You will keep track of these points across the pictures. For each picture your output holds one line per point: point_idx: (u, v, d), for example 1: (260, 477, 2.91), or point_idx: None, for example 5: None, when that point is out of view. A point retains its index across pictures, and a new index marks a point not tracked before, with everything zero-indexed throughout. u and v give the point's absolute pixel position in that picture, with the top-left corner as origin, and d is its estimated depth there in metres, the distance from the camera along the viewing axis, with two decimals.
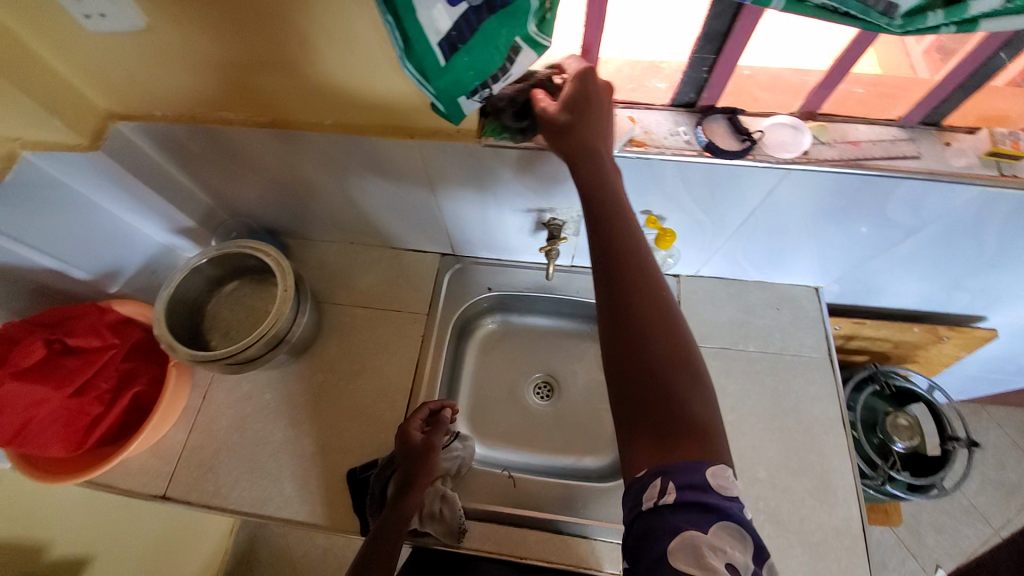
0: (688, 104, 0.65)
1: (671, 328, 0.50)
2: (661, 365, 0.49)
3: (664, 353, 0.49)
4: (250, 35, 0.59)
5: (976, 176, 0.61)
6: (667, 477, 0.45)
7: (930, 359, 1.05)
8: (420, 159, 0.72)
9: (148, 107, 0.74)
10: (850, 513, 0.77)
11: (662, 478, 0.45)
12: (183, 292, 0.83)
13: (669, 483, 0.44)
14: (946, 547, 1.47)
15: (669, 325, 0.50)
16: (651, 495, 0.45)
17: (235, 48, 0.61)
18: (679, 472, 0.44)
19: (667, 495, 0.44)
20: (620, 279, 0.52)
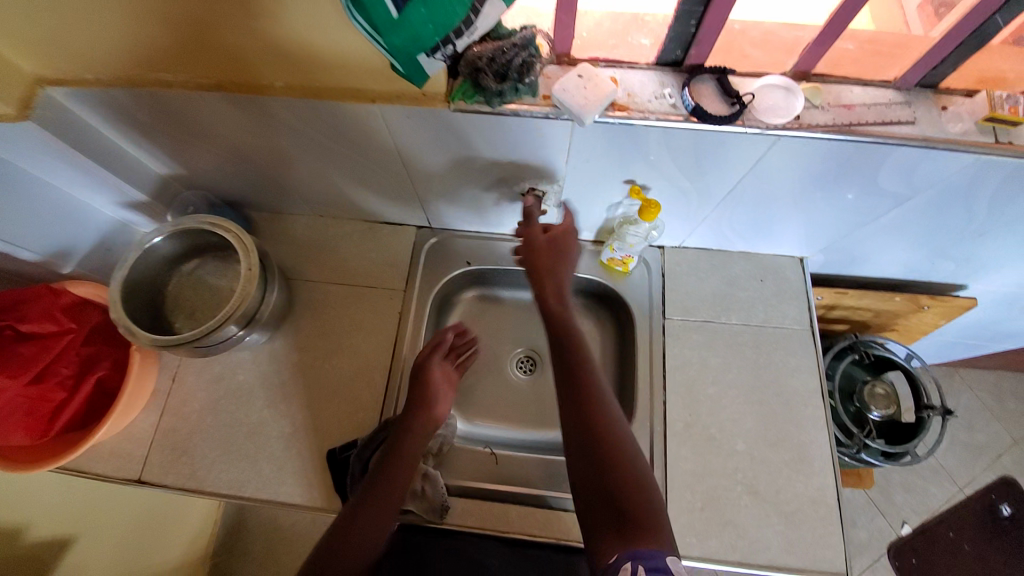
0: (675, 63, 0.60)
1: (625, 446, 0.60)
2: (620, 469, 0.58)
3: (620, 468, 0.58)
4: None
5: (972, 143, 0.59)
6: (638, 563, 0.48)
7: (909, 328, 1.05)
8: (386, 125, 0.67)
9: (78, 69, 0.67)
10: (826, 483, 0.79)
11: (633, 562, 0.51)
12: (140, 273, 0.78)
13: (639, 571, 0.48)
14: (912, 504, 1.55)
15: (622, 440, 0.61)
16: None
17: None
18: (646, 558, 0.51)
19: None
20: (587, 412, 0.62)
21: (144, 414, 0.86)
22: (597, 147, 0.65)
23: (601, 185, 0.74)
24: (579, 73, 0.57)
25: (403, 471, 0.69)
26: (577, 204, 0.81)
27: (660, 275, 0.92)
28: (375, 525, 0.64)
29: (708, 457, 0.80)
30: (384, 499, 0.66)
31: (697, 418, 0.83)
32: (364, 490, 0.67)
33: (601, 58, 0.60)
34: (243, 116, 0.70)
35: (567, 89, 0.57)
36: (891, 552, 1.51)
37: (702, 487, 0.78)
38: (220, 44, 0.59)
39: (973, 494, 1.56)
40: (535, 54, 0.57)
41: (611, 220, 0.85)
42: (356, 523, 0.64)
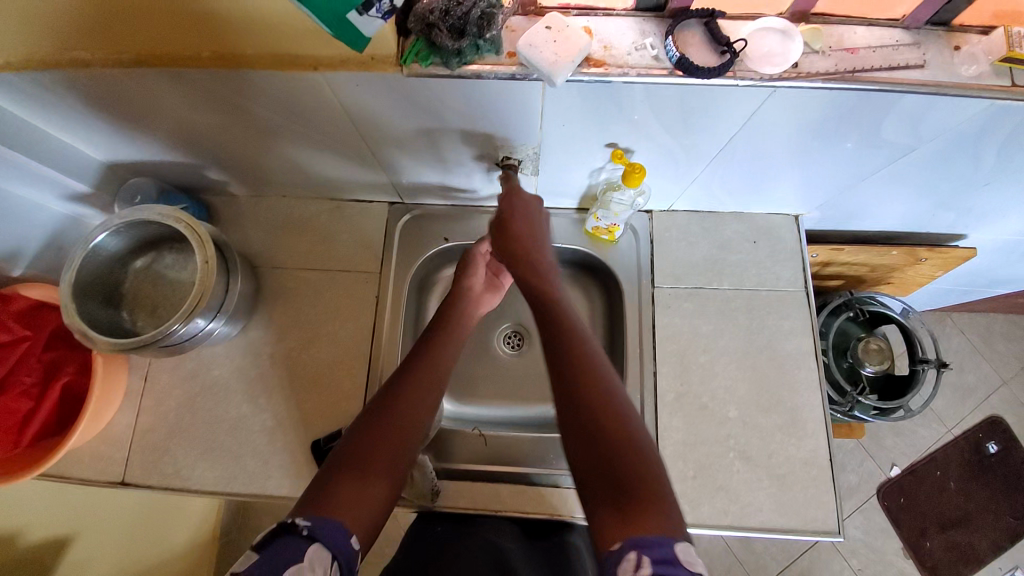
0: (657, 8, 0.53)
1: (620, 411, 0.50)
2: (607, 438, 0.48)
3: (614, 440, 0.48)
4: None
5: (985, 88, 0.53)
6: (641, 550, 0.41)
7: (905, 280, 1.03)
8: (335, 95, 0.60)
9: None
10: (818, 444, 0.78)
11: (637, 550, 0.41)
12: (89, 272, 0.73)
13: (643, 557, 0.41)
14: (902, 447, 1.59)
15: (614, 402, 0.51)
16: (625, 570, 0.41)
17: None
18: (647, 545, 0.42)
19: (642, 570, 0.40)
20: (575, 375, 0.52)
21: (120, 415, 0.83)
22: (574, 108, 0.59)
23: (581, 150, 0.68)
24: (547, 25, 0.50)
25: (447, 341, 0.69)
26: (557, 172, 0.75)
27: (648, 241, 0.87)
28: (420, 394, 0.61)
29: (700, 426, 0.79)
30: (425, 367, 0.64)
31: (688, 387, 0.81)
32: (406, 362, 0.66)
33: (572, 6, 0.53)
34: (180, 92, 0.62)
35: (534, 45, 0.50)
36: (880, 493, 1.56)
37: (694, 456, 0.78)
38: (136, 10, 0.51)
39: (960, 434, 1.60)
40: (496, 2, 0.50)
41: (594, 186, 0.79)
42: (400, 382, 0.62)
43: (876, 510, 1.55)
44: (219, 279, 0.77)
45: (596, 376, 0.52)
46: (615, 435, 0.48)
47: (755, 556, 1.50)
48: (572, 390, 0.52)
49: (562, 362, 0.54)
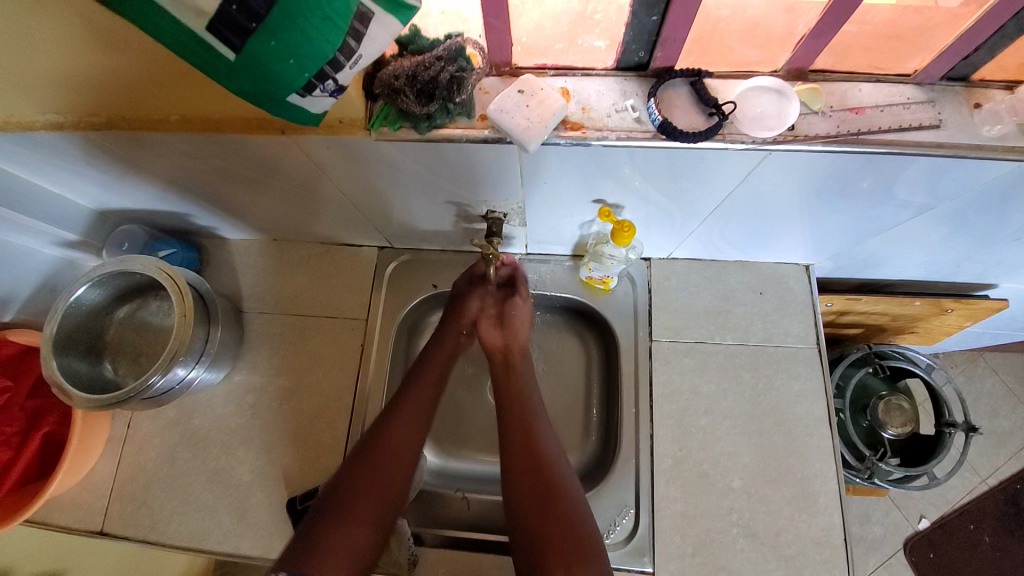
0: (640, 67, 0.50)
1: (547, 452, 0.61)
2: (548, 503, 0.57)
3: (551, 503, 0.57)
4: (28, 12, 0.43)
5: (1012, 150, 0.48)
6: None
7: (929, 330, 0.95)
8: (306, 153, 0.58)
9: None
10: (832, 521, 0.71)
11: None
12: (72, 325, 0.73)
13: None
14: (932, 496, 1.48)
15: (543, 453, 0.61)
16: None
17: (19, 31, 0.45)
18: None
19: None
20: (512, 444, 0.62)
21: (102, 464, 0.82)
22: (557, 168, 0.55)
23: (568, 204, 0.65)
24: (520, 89, 0.47)
25: (428, 383, 0.69)
26: (546, 223, 0.72)
27: (645, 290, 0.82)
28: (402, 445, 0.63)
29: (699, 496, 0.73)
30: (407, 422, 0.65)
31: (687, 453, 0.75)
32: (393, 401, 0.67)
33: (549, 65, 0.50)
34: (158, 152, 0.62)
35: (505, 110, 0.47)
36: (907, 547, 1.44)
37: (694, 530, 0.72)
38: (105, 78, 0.51)
39: (997, 485, 1.47)
40: (468, 66, 0.48)
41: (586, 237, 0.75)
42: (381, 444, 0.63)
43: (903, 566, 1.43)
44: (199, 329, 0.75)
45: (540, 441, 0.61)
46: (556, 494, 0.57)
47: None
48: (522, 457, 0.60)
49: (512, 431, 0.63)
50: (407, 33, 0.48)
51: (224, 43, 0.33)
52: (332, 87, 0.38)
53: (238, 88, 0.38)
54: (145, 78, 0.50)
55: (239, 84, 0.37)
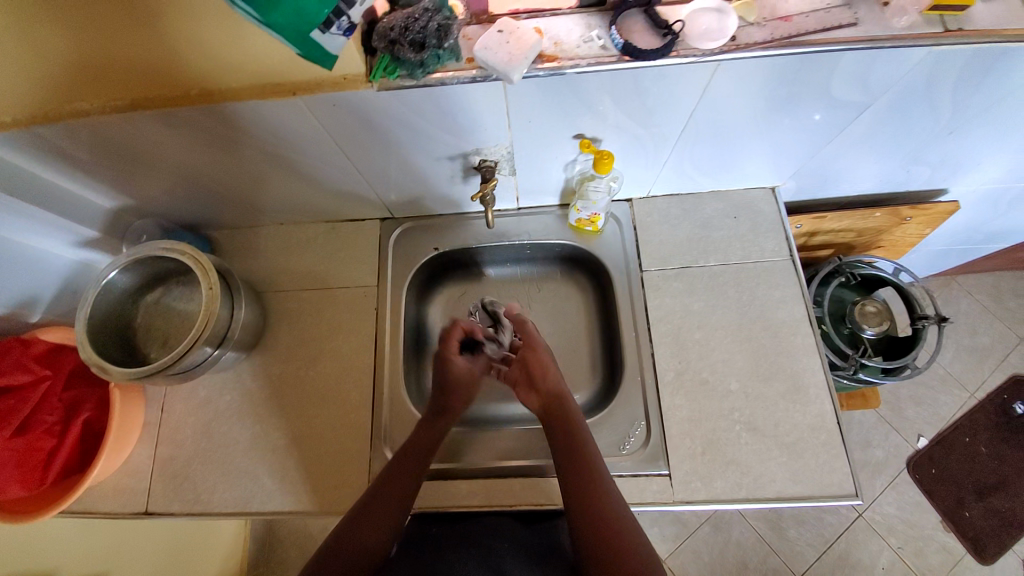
0: (598, 4, 0.59)
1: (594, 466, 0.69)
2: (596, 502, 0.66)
3: (622, 549, 0.63)
4: None
5: (921, 35, 0.58)
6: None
7: (895, 242, 1.03)
8: (314, 116, 0.65)
9: None
10: (824, 408, 0.78)
11: None
12: (104, 310, 0.78)
13: None
14: (927, 415, 1.56)
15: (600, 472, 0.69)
16: None
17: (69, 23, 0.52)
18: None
19: None
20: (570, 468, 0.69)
21: (139, 449, 0.85)
22: (535, 103, 0.63)
23: (551, 144, 0.72)
24: (500, 29, 0.55)
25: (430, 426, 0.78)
26: (532, 169, 0.79)
27: (631, 230, 0.90)
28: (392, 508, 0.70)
29: (702, 401, 0.80)
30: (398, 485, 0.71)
31: (686, 364, 0.82)
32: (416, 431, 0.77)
33: (521, 10, 0.60)
34: (180, 136, 0.69)
35: (489, 47, 0.55)
36: (910, 466, 1.52)
37: (701, 432, 0.78)
38: (125, 51, 0.56)
39: (985, 398, 1.56)
40: (451, 15, 0.57)
41: (571, 179, 0.82)
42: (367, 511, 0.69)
43: (909, 484, 1.50)
44: (224, 305, 0.79)
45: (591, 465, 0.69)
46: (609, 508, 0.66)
47: (790, 543, 1.47)
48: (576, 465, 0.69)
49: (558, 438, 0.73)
50: None
51: None
52: (346, 24, 0.49)
53: (259, 19, 0.46)
54: (174, 53, 0.57)
55: (271, 19, 0.46)
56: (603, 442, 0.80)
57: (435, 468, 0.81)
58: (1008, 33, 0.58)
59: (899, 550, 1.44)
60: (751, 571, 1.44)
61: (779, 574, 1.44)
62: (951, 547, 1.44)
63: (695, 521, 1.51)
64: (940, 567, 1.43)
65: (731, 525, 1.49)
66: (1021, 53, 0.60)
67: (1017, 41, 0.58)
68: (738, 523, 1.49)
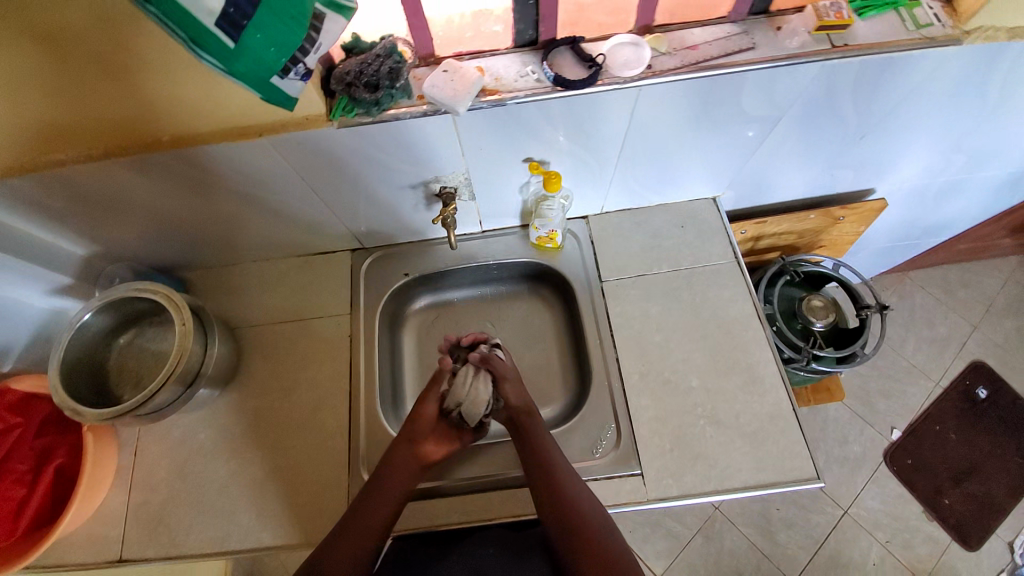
0: (531, 43, 0.68)
1: (558, 471, 0.73)
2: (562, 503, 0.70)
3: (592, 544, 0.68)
4: (57, 64, 0.55)
5: (811, 53, 0.66)
6: None
7: (835, 241, 1.11)
8: (281, 155, 0.70)
9: None
10: (780, 397, 0.83)
11: None
12: (77, 353, 0.79)
13: None
14: (897, 408, 1.62)
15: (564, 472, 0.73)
16: None
17: (48, 84, 0.57)
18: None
19: None
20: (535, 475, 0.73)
21: (112, 497, 0.83)
22: (484, 133, 0.69)
23: (504, 169, 0.78)
24: (444, 69, 0.63)
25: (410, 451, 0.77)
26: (489, 193, 0.85)
27: (589, 244, 0.96)
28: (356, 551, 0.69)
29: (667, 400, 0.84)
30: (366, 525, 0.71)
31: (650, 366, 0.86)
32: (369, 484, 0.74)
33: (464, 52, 0.68)
34: (153, 180, 0.73)
35: (436, 86, 0.62)
36: (887, 458, 1.56)
37: (668, 429, 0.81)
38: (100, 106, 0.62)
39: (949, 385, 1.64)
40: (401, 59, 0.63)
41: (527, 200, 0.89)
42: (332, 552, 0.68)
43: (888, 477, 1.54)
44: (197, 342, 0.81)
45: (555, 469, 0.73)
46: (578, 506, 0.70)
47: (781, 548, 1.47)
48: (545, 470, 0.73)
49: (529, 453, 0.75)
50: (349, 41, 0.64)
51: (226, 35, 0.46)
52: (303, 70, 0.52)
53: (224, 69, 0.49)
54: (146, 104, 0.62)
55: (235, 68, 0.49)
56: (576, 447, 0.82)
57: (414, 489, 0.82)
58: (886, 46, 0.68)
59: (887, 544, 1.46)
60: None
61: None
62: (936, 537, 1.47)
63: (686, 532, 1.49)
64: (928, 558, 1.45)
65: (722, 533, 1.49)
66: (902, 63, 0.70)
67: (895, 52, 0.68)
68: (729, 531, 1.49)
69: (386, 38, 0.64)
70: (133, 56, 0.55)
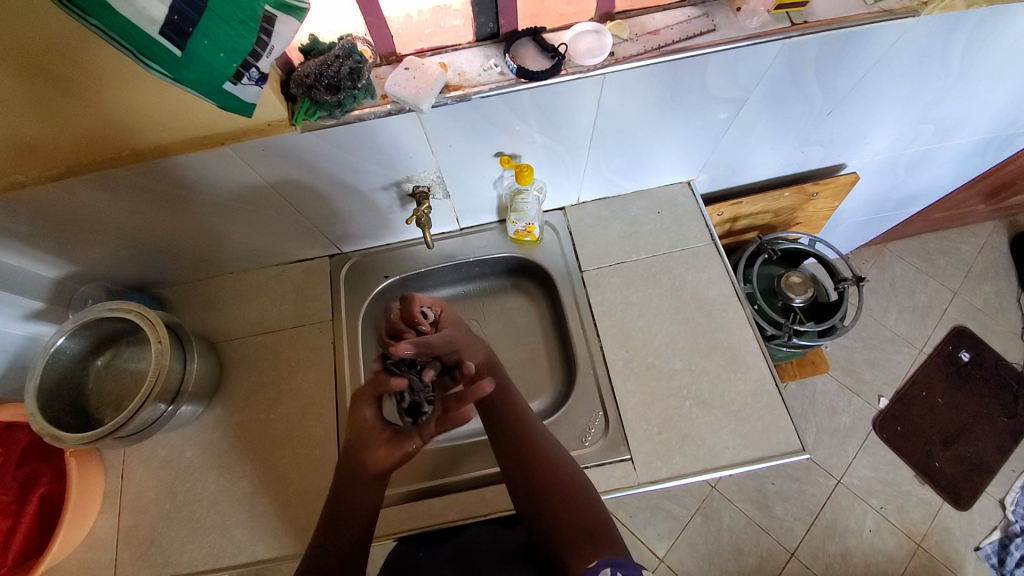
0: (493, 35, 0.68)
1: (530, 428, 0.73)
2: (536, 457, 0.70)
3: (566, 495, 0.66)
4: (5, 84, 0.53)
5: (772, 31, 0.67)
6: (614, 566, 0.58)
7: (811, 218, 1.13)
8: (247, 163, 0.69)
9: None
10: (762, 374, 0.84)
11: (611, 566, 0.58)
12: (53, 377, 0.77)
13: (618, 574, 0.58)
14: (882, 377, 1.65)
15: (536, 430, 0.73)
16: None
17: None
18: (621, 565, 0.58)
19: None
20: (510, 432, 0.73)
21: (101, 522, 0.82)
22: (452, 129, 0.69)
23: (475, 164, 0.78)
24: (406, 66, 0.62)
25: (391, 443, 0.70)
26: (464, 190, 0.85)
27: (567, 234, 0.96)
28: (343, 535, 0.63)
29: (653, 384, 0.84)
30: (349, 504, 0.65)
31: (634, 352, 0.87)
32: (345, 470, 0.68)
33: (425, 48, 0.67)
34: (118, 197, 0.71)
35: (398, 84, 0.62)
36: (876, 427, 1.59)
37: (655, 413, 0.82)
38: (54, 126, 0.60)
39: (932, 352, 1.67)
40: (361, 59, 0.62)
41: (502, 195, 0.89)
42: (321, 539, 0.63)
43: (878, 445, 1.57)
44: (176, 358, 0.80)
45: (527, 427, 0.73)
46: (549, 458, 0.70)
47: (779, 521, 1.49)
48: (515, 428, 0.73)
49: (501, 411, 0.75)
50: (307, 43, 0.63)
51: (172, 42, 0.45)
52: (256, 74, 0.52)
53: (173, 77, 0.48)
54: (103, 120, 0.61)
55: (184, 76, 0.49)
56: (565, 437, 0.82)
57: (407, 491, 0.82)
58: (848, 20, 0.68)
59: (881, 510, 1.49)
60: (748, 556, 1.45)
61: (774, 553, 1.45)
62: (928, 499, 1.51)
63: (686, 514, 1.51)
64: (921, 521, 1.49)
65: (721, 511, 1.50)
66: (863, 38, 0.70)
67: (855, 26, 0.68)
68: (727, 509, 1.51)
69: (344, 39, 0.63)
70: (86, 70, 0.54)
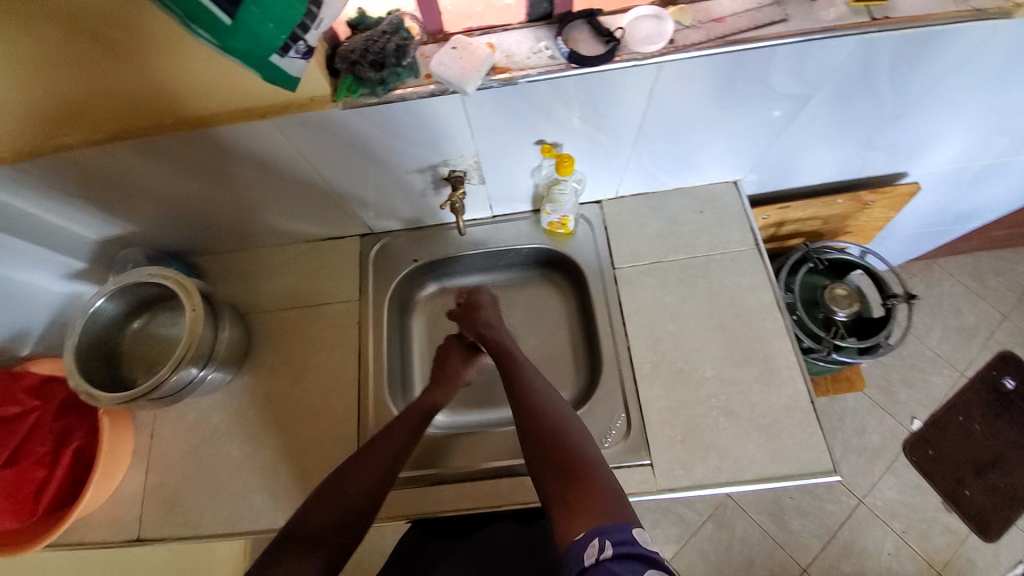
0: (545, 16, 0.65)
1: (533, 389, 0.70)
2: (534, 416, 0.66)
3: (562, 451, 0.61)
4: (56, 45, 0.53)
5: (848, 25, 0.61)
6: (602, 535, 0.50)
7: (863, 227, 1.06)
8: (286, 138, 0.68)
9: None
10: (798, 389, 0.80)
11: (598, 536, 0.50)
12: (92, 337, 0.79)
13: (604, 541, 0.49)
14: (918, 398, 1.57)
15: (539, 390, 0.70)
16: (591, 551, 0.49)
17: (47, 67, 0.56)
18: (610, 531, 0.50)
19: (605, 551, 0.49)
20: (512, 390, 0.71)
21: (130, 478, 0.85)
22: (494, 114, 0.67)
23: (514, 151, 0.75)
24: (453, 45, 0.60)
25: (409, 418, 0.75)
26: (500, 177, 0.82)
27: (602, 228, 0.93)
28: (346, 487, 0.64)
29: (680, 390, 0.82)
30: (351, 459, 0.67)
31: (663, 355, 0.84)
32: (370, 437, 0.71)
33: (474, 27, 0.65)
34: (159, 164, 0.72)
35: (444, 63, 0.59)
36: (906, 449, 1.52)
37: (680, 420, 0.80)
38: (102, 90, 0.60)
39: (975, 376, 1.58)
40: (408, 36, 0.61)
41: (539, 184, 0.86)
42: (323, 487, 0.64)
43: (906, 467, 1.51)
44: (208, 326, 0.81)
45: (530, 388, 0.70)
46: (547, 415, 0.66)
47: (793, 536, 1.45)
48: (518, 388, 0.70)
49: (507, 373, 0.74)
50: (355, 17, 0.62)
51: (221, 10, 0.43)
52: (303, 47, 0.51)
53: (218, 44, 0.47)
54: (148, 87, 0.60)
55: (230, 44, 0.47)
56: None
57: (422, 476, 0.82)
58: (933, 18, 0.62)
59: (903, 534, 1.44)
60: (758, 567, 1.43)
61: (785, 567, 1.42)
62: (954, 528, 1.44)
63: (697, 519, 1.49)
64: (945, 549, 1.43)
65: (733, 520, 1.48)
66: (949, 38, 0.64)
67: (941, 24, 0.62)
68: (741, 518, 1.48)
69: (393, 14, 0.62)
70: (136, 35, 0.53)
